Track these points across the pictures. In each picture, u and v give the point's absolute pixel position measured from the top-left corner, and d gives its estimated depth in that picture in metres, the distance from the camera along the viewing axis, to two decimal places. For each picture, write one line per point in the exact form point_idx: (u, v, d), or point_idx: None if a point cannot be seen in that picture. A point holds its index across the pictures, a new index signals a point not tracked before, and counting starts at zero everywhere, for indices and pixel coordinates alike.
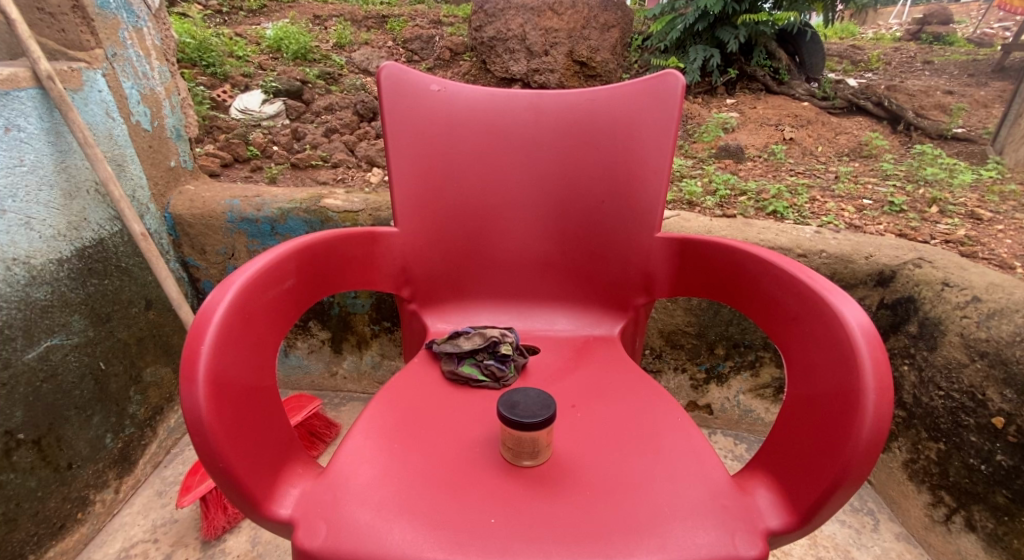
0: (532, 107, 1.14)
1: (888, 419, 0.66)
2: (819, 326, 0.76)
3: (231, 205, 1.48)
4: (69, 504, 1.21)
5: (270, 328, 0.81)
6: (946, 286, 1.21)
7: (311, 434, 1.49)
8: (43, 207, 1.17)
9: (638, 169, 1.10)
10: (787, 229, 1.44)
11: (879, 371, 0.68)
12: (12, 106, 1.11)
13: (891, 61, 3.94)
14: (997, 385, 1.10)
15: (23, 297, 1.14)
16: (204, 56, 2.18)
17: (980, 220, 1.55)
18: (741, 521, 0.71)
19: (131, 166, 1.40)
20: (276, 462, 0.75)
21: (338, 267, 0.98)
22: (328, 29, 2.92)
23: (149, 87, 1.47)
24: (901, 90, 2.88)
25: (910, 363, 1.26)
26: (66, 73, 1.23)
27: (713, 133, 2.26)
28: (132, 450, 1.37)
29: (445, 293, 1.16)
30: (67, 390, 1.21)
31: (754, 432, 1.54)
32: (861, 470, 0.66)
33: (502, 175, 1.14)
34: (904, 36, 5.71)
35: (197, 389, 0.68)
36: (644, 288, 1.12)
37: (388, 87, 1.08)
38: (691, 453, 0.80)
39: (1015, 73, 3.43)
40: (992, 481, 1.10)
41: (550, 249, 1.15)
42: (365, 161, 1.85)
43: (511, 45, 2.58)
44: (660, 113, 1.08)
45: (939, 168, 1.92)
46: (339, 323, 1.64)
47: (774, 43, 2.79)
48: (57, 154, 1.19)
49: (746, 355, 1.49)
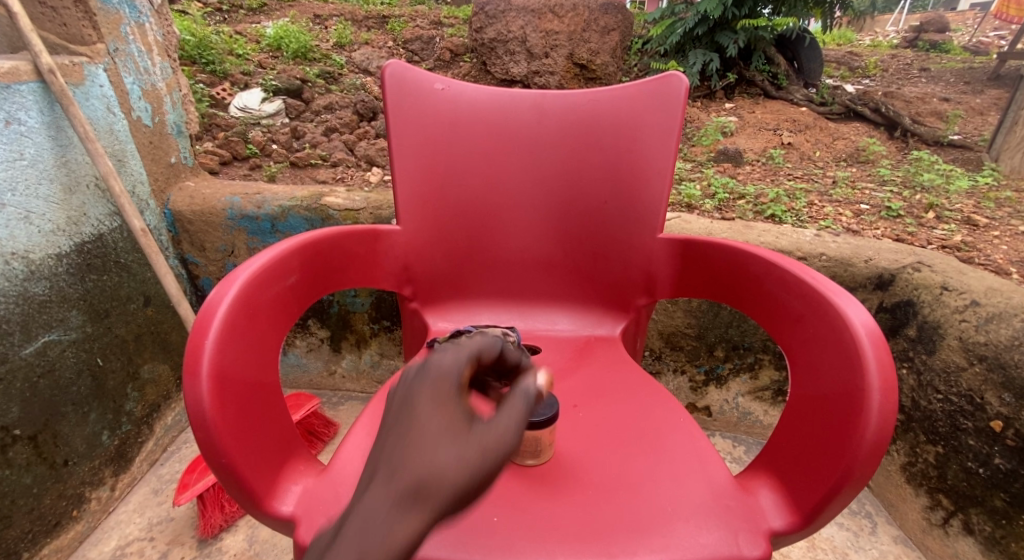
0: (536, 107, 1.13)
1: (892, 420, 0.66)
2: (824, 326, 0.76)
3: (231, 202, 1.48)
4: (64, 502, 1.20)
5: (273, 324, 0.81)
6: (944, 290, 1.22)
7: (309, 433, 1.49)
8: (43, 202, 1.16)
9: (642, 169, 1.10)
10: (787, 232, 1.44)
11: (884, 371, 0.68)
12: (13, 99, 1.10)
13: (888, 67, 3.97)
14: (995, 389, 1.10)
15: (21, 292, 1.13)
16: (204, 54, 2.17)
17: (976, 225, 1.56)
18: (745, 522, 0.71)
19: (131, 162, 1.39)
20: (278, 459, 0.75)
21: (340, 263, 0.98)
22: (328, 29, 2.92)
23: (150, 83, 1.46)
24: (898, 96, 2.90)
25: (909, 367, 1.27)
26: (67, 67, 1.23)
27: (711, 136, 2.27)
28: (128, 447, 1.36)
29: (446, 291, 1.15)
30: (64, 386, 1.20)
31: (752, 435, 1.54)
32: (865, 471, 0.66)
33: (505, 173, 1.14)
34: (900, 42, 5.78)
35: (200, 383, 0.67)
36: (645, 289, 1.12)
37: (393, 85, 1.08)
38: (694, 453, 0.80)
39: (1009, 82, 3.46)
40: (990, 485, 1.10)
41: (553, 248, 1.15)
42: (365, 160, 1.85)
43: (511, 47, 2.59)
44: (663, 115, 1.08)
45: (935, 174, 1.94)
46: (339, 322, 1.64)
47: (773, 47, 2.81)
48: (57, 148, 1.18)
49: (745, 357, 1.49)
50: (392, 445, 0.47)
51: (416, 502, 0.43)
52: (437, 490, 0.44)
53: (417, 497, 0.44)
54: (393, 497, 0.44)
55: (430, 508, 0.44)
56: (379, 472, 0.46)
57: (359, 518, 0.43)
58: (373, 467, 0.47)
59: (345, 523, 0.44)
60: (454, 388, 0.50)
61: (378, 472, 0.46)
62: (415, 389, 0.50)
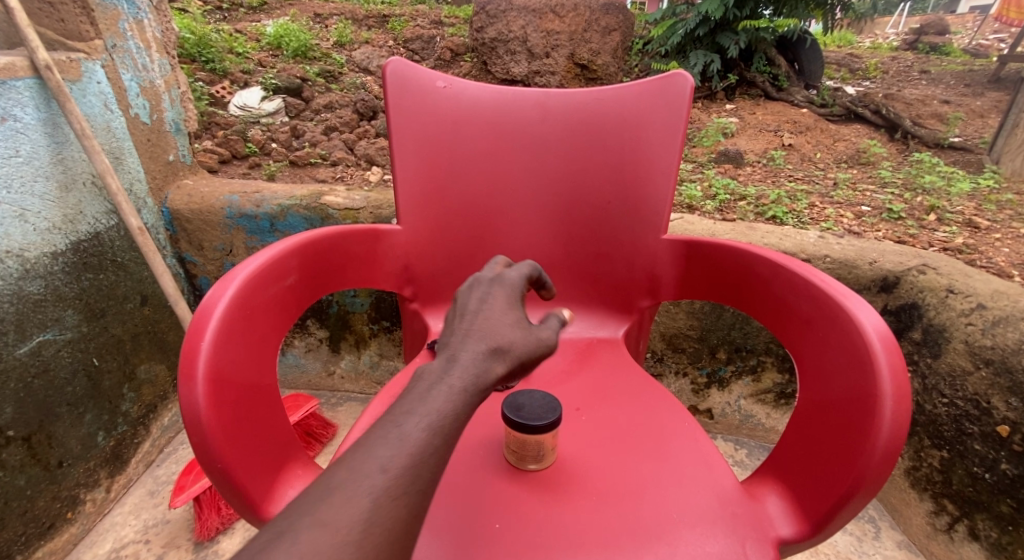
0: (539, 106, 1.12)
1: (905, 428, 0.65)
2: (834, 330, 0.74)
3: (229, 201, 1.46)
4: (58, 504, 1.19)
5: (272, 325, 0.80)
6: (950, 293, 1.20)
7: (307, 434, 1.47)
8: (38, 200, 1.14)
9: (646, 169, 1.08)
10: (791, 233, 1.43)
11: (897, 378, 0.66)
12: (9, 95, 1.09)
13: (887, 69, 3.96)
14: (1002, 393, 1.09)
15: (15, 290, 1.11)
16: (203, 52, 2.15)
17: (978, 228, 1.55)
18: (752, 530, 0.69)
19: (129, 159, 1.38)
20: (276, 463, 0.73)
21: (340, 263, 0.96)
22: (329, 28, 2.91)
23: (149, 80, 1.45)
24: (898, 98, 2.89)
25: (913, 370, 1.26)
26: (65, 63, 1.21)
27: (712, 137, 2.26)
28: (124, 448, 1.35)
29: (447, 292, 1.14)
30: (59, 386, 1.18)
31: (755, 438, 1.53)
32: (876, 478, 0.64)
33: (507, 173, 1.12)
34: (900, 45, 5.77)
35: (196, 386, 0.66)
36: (649, 290, 1.10)
37: (394, 83, 1.07)
38: (700, 459, 0.78)
39: (1009, 84, 3.45)
40: (996, 491, 1.09)
41: (555, 248, 1.14)
42: (364, 160, 1.84)
43: (511, 47, 2.58)
44: (668, 115, 1.07)
45: (936, 176, 1.93)
46: (338, 322, 1.62)
47: (774, 49, 2.80)
48: (53, 145, 1.17)
49: (748, 360, 1.48)
50: (479, 317, 0.68)
51: (502, 355, 0.64)
52: (510, 352, 0.65)
53: (502, 351, 0.65)
54: (484, 350, 0.63)
55: (508, 360, 0.65)
56: (471, 331, 0.66)
57: (463, 358, 0.62)
58: (462, 329, 0.67)
59: (451, 357, 0.62)
60: (518, 298, 0.74)
61: (470, 332, 0.66)
62: (496, 296, 0.73)
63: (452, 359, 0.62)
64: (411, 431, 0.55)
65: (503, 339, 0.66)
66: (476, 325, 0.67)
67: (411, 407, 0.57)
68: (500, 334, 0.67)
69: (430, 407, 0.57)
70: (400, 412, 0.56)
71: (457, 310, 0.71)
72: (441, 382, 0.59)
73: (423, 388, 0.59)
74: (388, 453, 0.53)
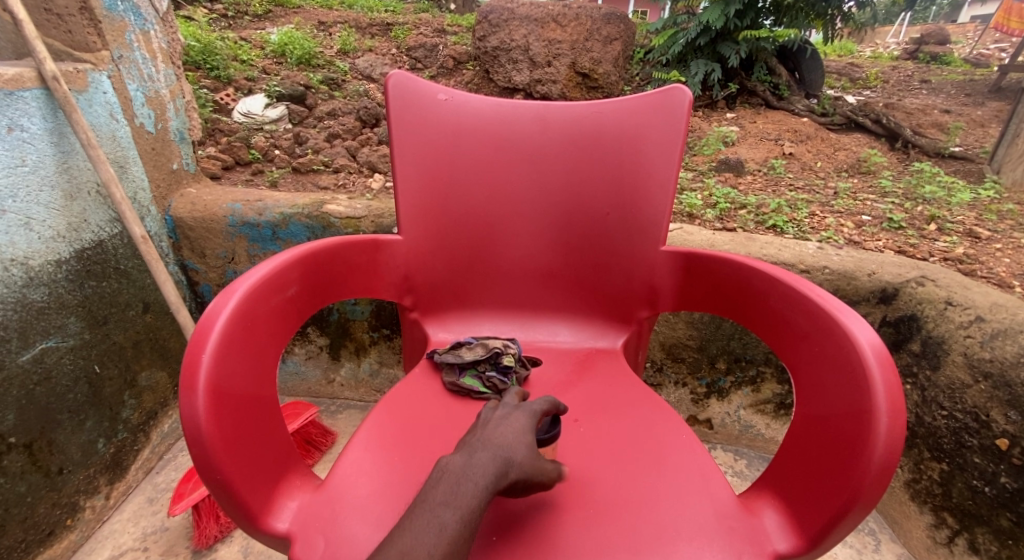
0: (539, 118, 1.13)
1: (900, 443, 0.65)
2: (829, 345, 0.75)
3: (232, 209, 1.47)
4: (58, 510, 1.19)
5: (272, 336, 0.80)
6: (949, 305, 1.21)
7: (306, 442, 1.47)
8: (43, 208, 1.15)
9: (645, 181, 1.09)
10: (790, 244, 1.43)
11: (891, 393, 0.67)
12: (16, 106, 1.10)
13: (889, 79, 3.98)
14: (1001, 406, 1.09)
15: (20, 298, 1.12)
16: (208, 59, 2.16)
17: (978, 238, 1.55)
18: (749, 544, 0.70)
19: (133, 168, 1.39)
20: (275, 474, 0.74)
21: (341, 273, 0.97)
22: (332, 35, 2.93)
23: (154, 90, 1.46)
24: (899, 108, 2.90)
25: (913, 382, 1.26)
26: (72, 73, 1.23)
27: (713, 146, 2.27)
28: (124, 455, 1.35)
29: (446, 302, 1.15)
30: (60, 393, 1.19)
31: (754, 448, 1.53)
32: (872, 494, 0.65)
33: (507, 184, 1.13)
34: (901, 54, 5.79)
35: (197, 397, 0.67)
36: (647, 301, 1.11)
37: (396, 95, 1.08)
38: (697, 471, 0.79)
39: (1010, 94, 3.46)
40: (996, 504, 1.09)
41: (554, 259, 1.15)
42: (366, 167, 1.85)
43: (514, 55, 2.59)
44: (667, 128, 1.08)
45: (937, 186, 1.93)
46: (338, 330, 1.63)
47: (774, 58, 2.82)
48: (59, 155, 1.18)
49: (747, 371, 1.48)
50: (497, 421, 0.74)
51: (514, 461, 0.68)
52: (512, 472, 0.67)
53: (515, 453, 0.69)
54: (494, 463, 0.67)
55: (520, 463, 0.69)
56: (488, 434, 0.71)
57: (481, 460, 0.67)
58: (483, 434, 0.72)
59: (471, 454, 0.67)
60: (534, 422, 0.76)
61: (489, 435, 0.71)
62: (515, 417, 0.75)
63: (474, 456, 0.67)
64: (450, 520, 0.60)
65: (517, 441, 0.71)
66: (493, 430, 0.73)
67: (445, 499, 0.62)
68: (516, 438, 0.71)
69: (461, 502, 0.62)
70: (437, 502, 0.61)
71: (481, 418, 0.76)
72: (464, 478, 0.64)
73: (456, 483, 0.64)
74: (434, 534, 0.59)
